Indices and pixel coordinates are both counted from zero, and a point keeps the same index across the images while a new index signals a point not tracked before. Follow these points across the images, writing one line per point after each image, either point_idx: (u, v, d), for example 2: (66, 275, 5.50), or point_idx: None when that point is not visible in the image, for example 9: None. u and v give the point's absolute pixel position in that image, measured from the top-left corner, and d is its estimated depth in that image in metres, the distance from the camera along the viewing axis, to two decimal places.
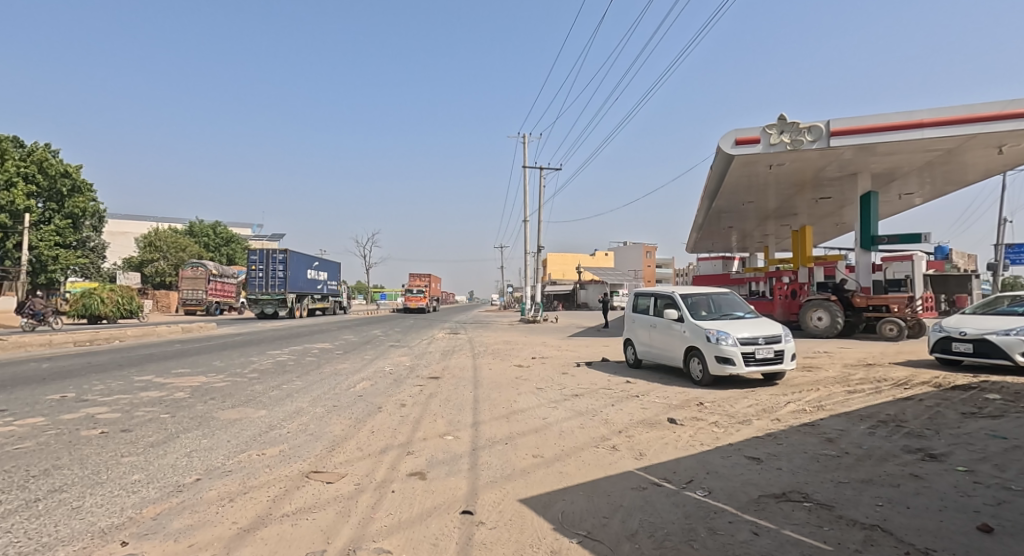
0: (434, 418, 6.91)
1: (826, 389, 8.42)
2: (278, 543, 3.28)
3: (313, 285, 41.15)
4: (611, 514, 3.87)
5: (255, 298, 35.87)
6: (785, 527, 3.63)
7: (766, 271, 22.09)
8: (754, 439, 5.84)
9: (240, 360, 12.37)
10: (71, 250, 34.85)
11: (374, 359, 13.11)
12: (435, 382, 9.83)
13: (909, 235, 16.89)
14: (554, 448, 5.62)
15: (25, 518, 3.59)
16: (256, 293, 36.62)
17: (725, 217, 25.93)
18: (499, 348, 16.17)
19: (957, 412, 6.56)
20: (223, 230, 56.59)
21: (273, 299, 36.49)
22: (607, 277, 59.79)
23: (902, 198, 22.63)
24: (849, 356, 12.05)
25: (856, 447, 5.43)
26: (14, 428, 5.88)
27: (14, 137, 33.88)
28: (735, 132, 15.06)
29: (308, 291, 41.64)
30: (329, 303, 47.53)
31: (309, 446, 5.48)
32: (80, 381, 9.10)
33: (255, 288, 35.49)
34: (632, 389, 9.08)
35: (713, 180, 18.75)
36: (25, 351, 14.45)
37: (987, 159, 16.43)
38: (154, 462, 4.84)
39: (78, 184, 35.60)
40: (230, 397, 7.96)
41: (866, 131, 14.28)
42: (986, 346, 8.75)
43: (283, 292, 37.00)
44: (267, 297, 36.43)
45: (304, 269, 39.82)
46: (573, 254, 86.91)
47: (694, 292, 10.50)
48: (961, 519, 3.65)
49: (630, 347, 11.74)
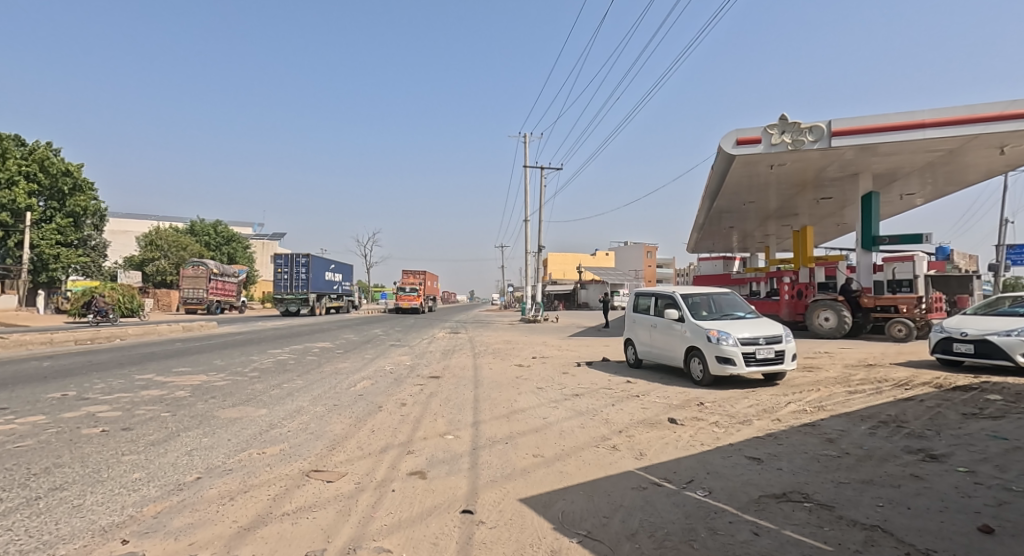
0: (434, 417, 6.91)
1: (827, 389, 8.41)
2: (278, 542, 3.28)
3: (329, 285, 42.17)
4: (611, 514, 3.87)
5: (279, 298, 37.96)
6: (786, 527, 3.62)
7: (767, 271, 22.08)
8: (754, 440, 5.83)
9: (241, 359, 12.39)
10: (72, 249, 34.89)
11: (374, 358, 13.12)
12: (435, 381, 9.83)
13: (911, 236, 16.86)
14: (555, 448, 5.62)
15: (25, 516, 3.59)
16: (282, 292, 38.62)
17: (726, 217, 25.91)
18: (499, 348, 16.16)
19: (959, 413, 6.55)
20: (223, 229, 56.57)
21: (296, 298, 38.40)
22: (607, 277, 59.81)
23: (903, 199, 22.61)
24: (850, 356, 12.05)
25: (857, 448, 5.42)
26: (14, 427, 5.88)
27: (16, 135, 33.93)
28: (737, 132, 15.06)
29: (328, 291, 43.17)
30: (347, 303, 48.25)
31: (309, 445, 5.48)
32: (81, 380, 9.11)
33: (280, 289, 37.71)
34: (633, 389, 9.07)
35: (714, 180, 18.74)
36: (27, 349, 14.48)
37: (989, 159, 16.39)
38: (154, 461, 4.84)
39: (80, 183, 35.63)
40: (230, 395, 7.96)
41: (868, 132, 14.27)
42: (987, 347, 8.74)
43: (305, 292, 38.89)
44: (291, 297, 38.40)
45: (325, 270, 41.62)
46: (573, 254, 86.97)
47: (695, 293, 10.49)
48: (962, 520, 3.64)
49: (631, 348, 11.73)
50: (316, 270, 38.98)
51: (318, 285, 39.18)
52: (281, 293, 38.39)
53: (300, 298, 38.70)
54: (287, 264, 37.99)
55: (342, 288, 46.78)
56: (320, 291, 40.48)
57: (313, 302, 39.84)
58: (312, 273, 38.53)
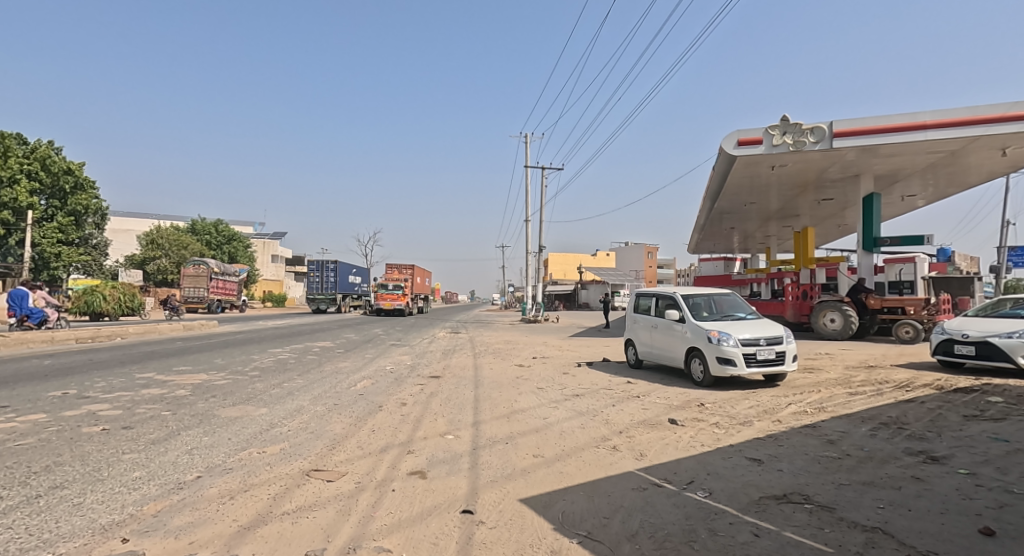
0: (434, 417, 6.90)
1: (828, 390, 8.40)
2: (278, 542, 3.28)
3: (354, 288, 44.09)
4: (611, 515, 3.87)
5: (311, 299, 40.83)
6: (786, 529, 3.62)
7: (767, 272, 22.09)
8: (755, 441, 5.83)
9: (241, 358, 12.40)
10: (73, 247, 35.02)
11: (374, 357, 13.14)
12: (435, 381, 9.85)
13: (913, 237, 16.83)
14: (555, 448, 5.61)
15: (26, 514, 3.59)
16: (314, 293, 41.48)
17: (728, 218, 25.87)
18: (499, 348, 16.15)
19: (960, 415, 6.54)
20: (223, 228, 56.57)
21: (327, 298, 41.06)
22: (608, 278, 59.89)
23: (904, 200, 22.57)
24: (851, 357, 12.04)
25: (858, 449, 5.41)
26: (16, 425, 5.90)
27: (19, 134, 33.99)
28: (738, 132, 15.07)
29: (352, 292, 45.13)
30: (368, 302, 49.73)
31: (309, 444, 5.48)
32: (82, 378, 9.13)
33: (311, 290, 40.77)
34: (633, 390, 9.07)
35: (715, 181, 18.73)
36: (28, 347, 14.53)
37: (991, 161, 16.38)
38: (154, 459, 4.84)
39: (82, 181, 35.62)
40: (231, 394, 7.96)
41: (870, 133, 14.23)
42: (989, 348, 8.72)
43: (334, 292, 41.41)
44: (322, 297, 40.99)
45: (350, 274, 43.73)
46: (574, 254, 87.09)
47: (696, 293, 10.48)
48: (964, 523, 3.63)
49: (632, 348, 11.72)
50: (344, 274, 41.62)
51: (346, 286, 41.89)
52: (314, 293, 41.40)
53: (330, 297, 41.61)
54: (319, 269, 40.73)
55: (367, 290, 49.01)
56: (348, 292, 43.14)
57: (342, 302, 43.16)
58: (340, 276, 41.44)
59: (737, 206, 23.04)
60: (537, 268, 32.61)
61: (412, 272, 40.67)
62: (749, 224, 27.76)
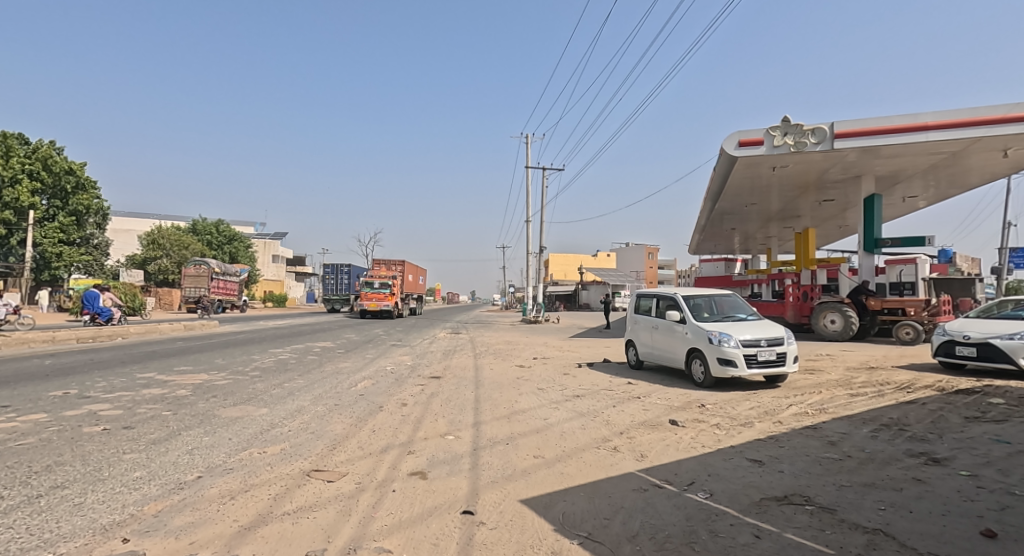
0: (434, 417, 6.89)
1: (829, 392, 8.39)
2: (279, 542, 3.28)
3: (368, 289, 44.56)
4: (612, 516, 3.86)
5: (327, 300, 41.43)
6: (787, 530, 3.62)
7: (768, 273, 22.07)
8: (756, 442, 5.83)
9: (242, 358, 12.39)
10: (74, 247, 35.05)
11: (375, 358, 13.14)
12: (436, 381, 9.86)
13: (914, 238, 16.82)
14: (555, 449, 5.61)
15: (27, 514, 3.59)
16: (329, 294, 42.08)
17: (728, 219, 25.86)
18: (500, 349, 16.13)
19: (961, 416, 6.53)
20: (224, 228, 56.55)
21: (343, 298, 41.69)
22: (609, 278, 59.88)
23: (905, 201, 22.56)
24: (852, 358, 12.04)
25: (859, 451, 5.40)
26: (16, 424, 5.90)
27: (21, 134, 33.98)
28: (739, 133, 15.06)
29: None
30: None
31: (310, 444, 5.48)
32: (83, 378, 9.14)
33: (328, 291, 41.43)
34: (634, 391, 9.06)
35: (716, 182, 18.72)
36: (29, 347, 14.54)
37: (993, 162, 16.36)
38: (155, 460, 4.83)
39: (83, 181, 35.59)
40: (231, 395, 7.95)
41: (871, 134, 14.21)
42: (990, 350, 8.71)
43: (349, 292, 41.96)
44: (338, 297, 41.51)
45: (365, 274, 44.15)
46: (575, 255, 87.05)
47: (697, 294, 10.47)
48: (965, 524, 3.62)
49: (632, 349, 11.71)
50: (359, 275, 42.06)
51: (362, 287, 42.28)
52: (330, 294, 42.01)
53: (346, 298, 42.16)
54: (334, 272, 41.29)
55: None
56: None
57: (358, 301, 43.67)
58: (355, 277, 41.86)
59: (738, 207, 23.03)
60: (538, 269, 32.55)
61: (403, 267, 36.44)
62: (750, 224, 27.75)
